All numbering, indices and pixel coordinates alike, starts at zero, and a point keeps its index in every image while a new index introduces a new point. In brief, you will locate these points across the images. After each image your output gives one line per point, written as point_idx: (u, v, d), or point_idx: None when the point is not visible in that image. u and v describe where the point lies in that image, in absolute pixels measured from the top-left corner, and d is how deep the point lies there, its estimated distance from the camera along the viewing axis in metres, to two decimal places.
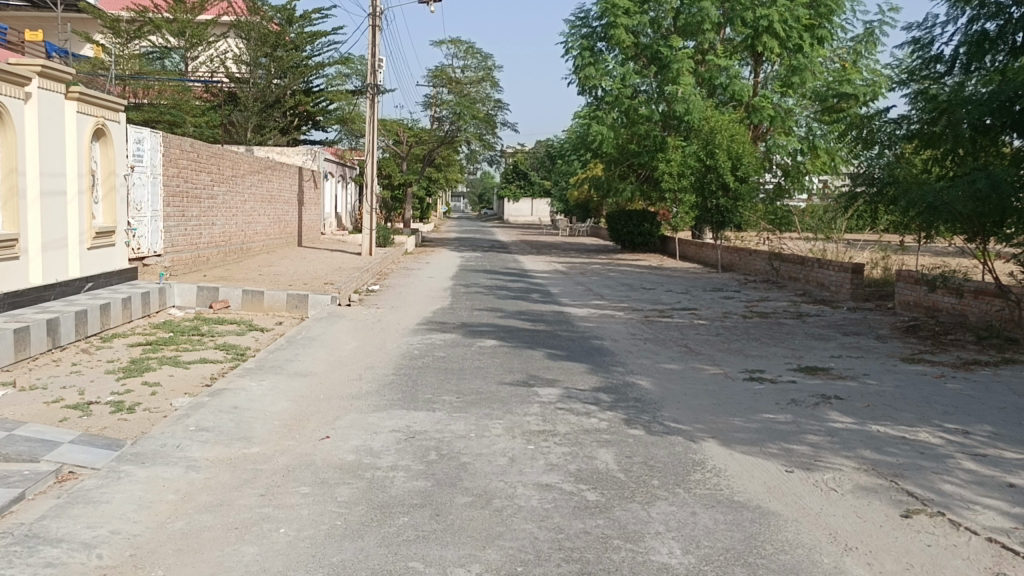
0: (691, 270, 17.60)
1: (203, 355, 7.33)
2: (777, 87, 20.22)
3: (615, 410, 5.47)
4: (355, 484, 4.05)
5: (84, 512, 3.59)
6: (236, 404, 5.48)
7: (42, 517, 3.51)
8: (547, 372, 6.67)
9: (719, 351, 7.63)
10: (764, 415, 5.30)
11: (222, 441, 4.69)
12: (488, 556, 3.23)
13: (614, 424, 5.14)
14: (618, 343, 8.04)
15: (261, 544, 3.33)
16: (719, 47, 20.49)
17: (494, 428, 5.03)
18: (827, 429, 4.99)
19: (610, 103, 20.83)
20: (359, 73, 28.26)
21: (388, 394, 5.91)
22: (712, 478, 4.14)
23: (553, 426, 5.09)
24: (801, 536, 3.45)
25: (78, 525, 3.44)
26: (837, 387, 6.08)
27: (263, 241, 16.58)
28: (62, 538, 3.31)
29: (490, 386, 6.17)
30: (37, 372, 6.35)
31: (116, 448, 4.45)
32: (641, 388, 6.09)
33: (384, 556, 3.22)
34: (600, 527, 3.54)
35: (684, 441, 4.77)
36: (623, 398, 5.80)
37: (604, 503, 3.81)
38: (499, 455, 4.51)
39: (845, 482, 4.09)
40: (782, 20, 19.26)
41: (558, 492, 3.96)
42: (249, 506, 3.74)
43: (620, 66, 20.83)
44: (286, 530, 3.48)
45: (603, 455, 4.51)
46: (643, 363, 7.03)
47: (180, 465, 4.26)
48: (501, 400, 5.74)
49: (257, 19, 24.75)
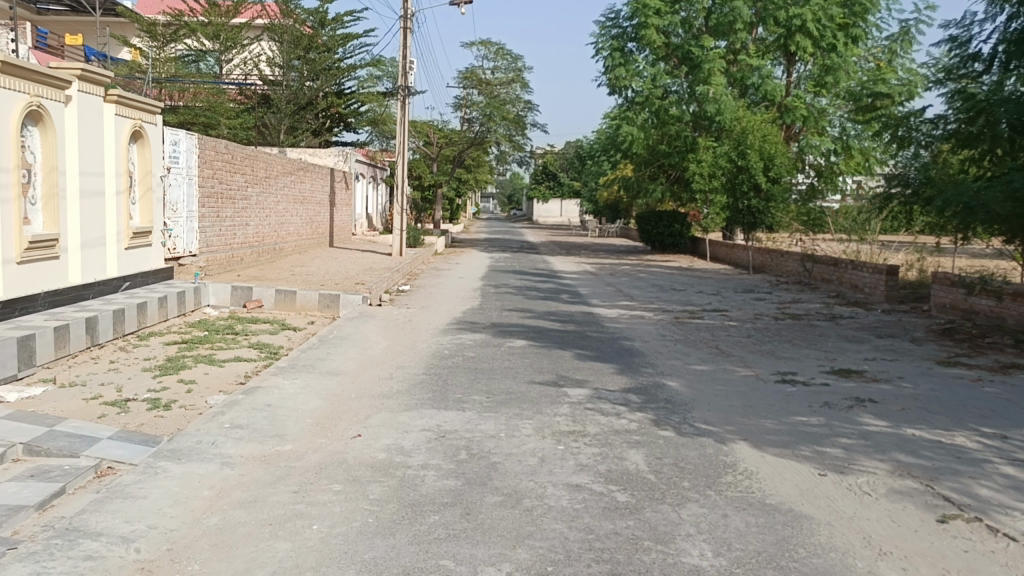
0: (722, 271, 17.49)
1: (237, 353, 7.44)
2: (810, 87, 20.01)
3: (645, 411, 5.46)
4: (386, 482, 4.09)
5: (122, 507, 3.66)
6: (270, 402, 5.55)
7: (82, 511, 3.59)
8: (577, 372, 6.67)
9: (751, 353, 7.57)
10: (796, 418, 5.26)
11: (255, 439, 4.75)
12: (518, 555, 3.25)
13: (644, 425, 5.13)
14: (648, 344, 8.02)
15: (294, 540, 3.38)
16: (751, 46, 20.33)
17: (524, 428, 5.05)
18: (860, 432, 4.94)
19: (640, 103, 20.78)
20: (390, 75, 28.46)
21: (418, 393, 5.96)
22: (744, 481, 4.12)
23: (583, 426, 5.10)
24: (834, 540, 3.42)
25: (117, 519, 3.52)
26: (871, 390, 6.01)
27: (295, 242, 16.77)
28: (101, 532, 3.38)
29: (520, 386, 6.18)
30: (76, 369, 6.49)
31: (153, 444, 4.54)
32: (671, 390, 6.07)
33: (415, 553, 3.25)
34: (631, 528, 3.54)
35: (715, 443, 4.75)
36: (653, 399, 5.79)
37: (635, 504, 3.81)
38: (529, 455, 4.52)
39: (879, 485, 4.05)
40: (815, 19, 19.09)
41: (589, 492, 3.97)
42: (283, 503, 3.79)
43: (651, 66, 20.76)
44: (319, 526, 3.53)
45: (633, 457, 4.50)
46: (673, 364, 7.00)
47: (215, 461, 4.34)
48: (531, 400, 5.76)
49: (290, 22, 25.00)
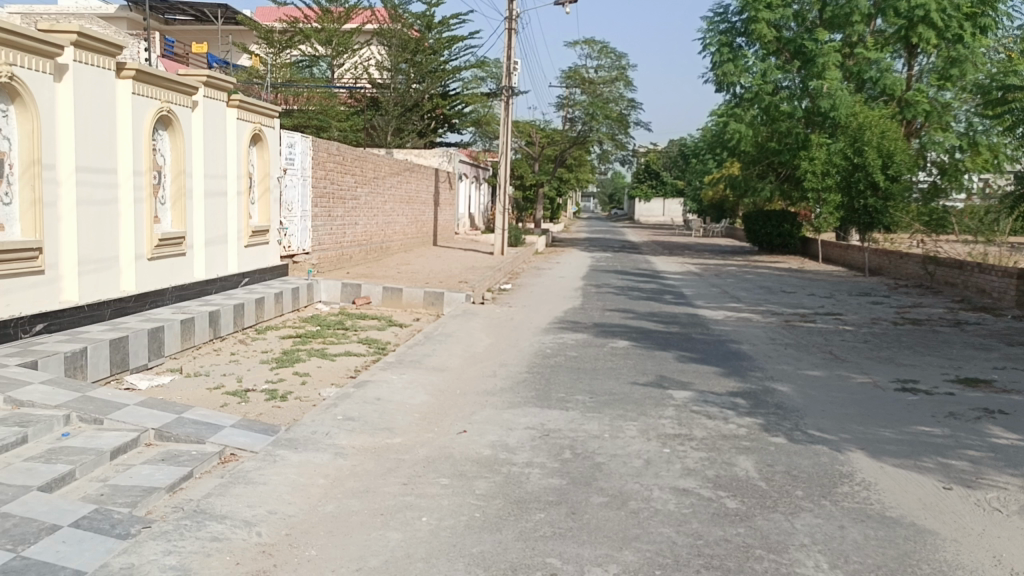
0: (835, 273, 16.85)
1: (348, 348, 7.69)
2: (933, 81, 19.01)
3: (754, 416, 5.32)
4: (492, 478, 4.14)
5: (245, 491, 3.85)
6: (379, 396, 5.71)
7: (208, 494, 3.79)
8: (682, 374, 6.57)
9: (866, 359, 7.26)
10: (917, 427, 5.01)
11: (366, 431, 4.90)
12: (625, 557, 3.23)
13: (753, 431, 5.00)
14: (756, 347, 7.81)
15: (405, 530, 3.47)
16: (869, 39, 19.50)
17: (628, 430, 5.01)
18: (989, 445, 4.66)
19: (749, 100, 20.29)
20: (495, 76, 28.77)
21: (522, 391, 6.00)
22: (862, 491, 3.96)
23: (690, 429, 5.02)
24: (961, 557, 3.24)
25: (240, 503, 3.70)
26: (1000, 401, 5.66)
27: (401, 241, 17.19)
28: (226, 514, 3.56)
29: (624, 386, 6.14)
30: (200, 360, 6.86)
31: (272, 433, 4.75)
32: (781, 395, 5.89)
33: (523, 550, 3.28)
34: (741, 535, 3.46)
35: (829, 451, 4.59)
36: (761, 404, 5.64)
37: (745, 511, 3.72)
38: (635, 457, 4.49)
39: (1011, 502, 3.81)
40: (940, 9, 18.14)
41: (697, 497, 3.90)
42: (394, 494, 3.90)
43: (761, 62, 20.21)
44: (429, 518, 3.60)
45: (743, 462, 4.39)
46: (783, 369, 6.80)
47: (329, 452, 4.50)
48: (635, 401, 5.71)
49: (399, 26, 25.64)
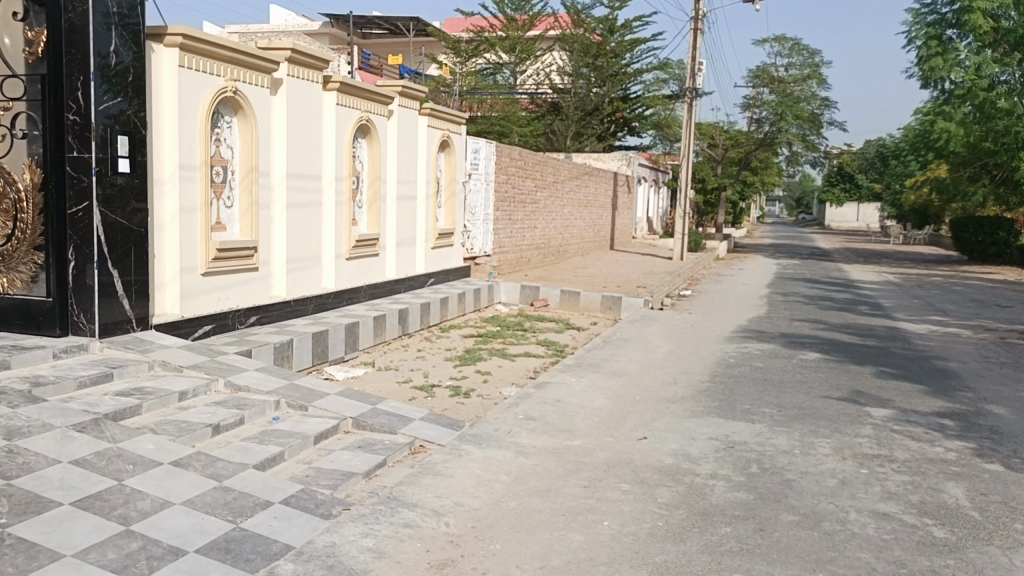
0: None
1: (527, 349, 7.84)
2: None
3: (965, 440, 4.88)
4: (675, 487, 4.06)
5: (434, 482, 4.01)
6: (559, 398, 5.77)
7: (400, 483, 3.98)
8: (880, 391, 6.14)
9: None
10: None
11: (547, 432, 4.97)
12: None
13: (964, 456, 4.58)
14: (965, 365, 7.16)
15: (587, 533, 3.48)
16: None
17: (820, 447, 4.75)
18: None
19: (959, 96, 18.65)
20: (677, 78, 28.29)
21: (704, 401, 5.85)
22: None
23: (890, 450, 4.68)
24: None
25: (429, 493, 3.85)
26: None
27: (579, 245, 17.30)
28: (417, 503, 3.72)
29: (814, 401, 5.83)
30: (390, 355, 7.25)
31: (457, 428, 4.92)
32: (997, 418, 5.36)
33: (708, 563, 3.19)
34: (952, 568, 3.18)
35: None
36: (973, 427, 5.16)
37: (956, 542, 3.42)
38: (828, 476, 4.25)
39: None
40: None
41: (899, 523, 3.63)
42: (575, 496, 3.92)
43: (975, 54, 18.48)
44: (611, 523, 3.59)
45: (952, 489, 4.04)
46: (999, 390, 6.18)
47: (511, 450, 4.60)
48: (827, 417, 5.40)
49: (581, 31, 25.83)
